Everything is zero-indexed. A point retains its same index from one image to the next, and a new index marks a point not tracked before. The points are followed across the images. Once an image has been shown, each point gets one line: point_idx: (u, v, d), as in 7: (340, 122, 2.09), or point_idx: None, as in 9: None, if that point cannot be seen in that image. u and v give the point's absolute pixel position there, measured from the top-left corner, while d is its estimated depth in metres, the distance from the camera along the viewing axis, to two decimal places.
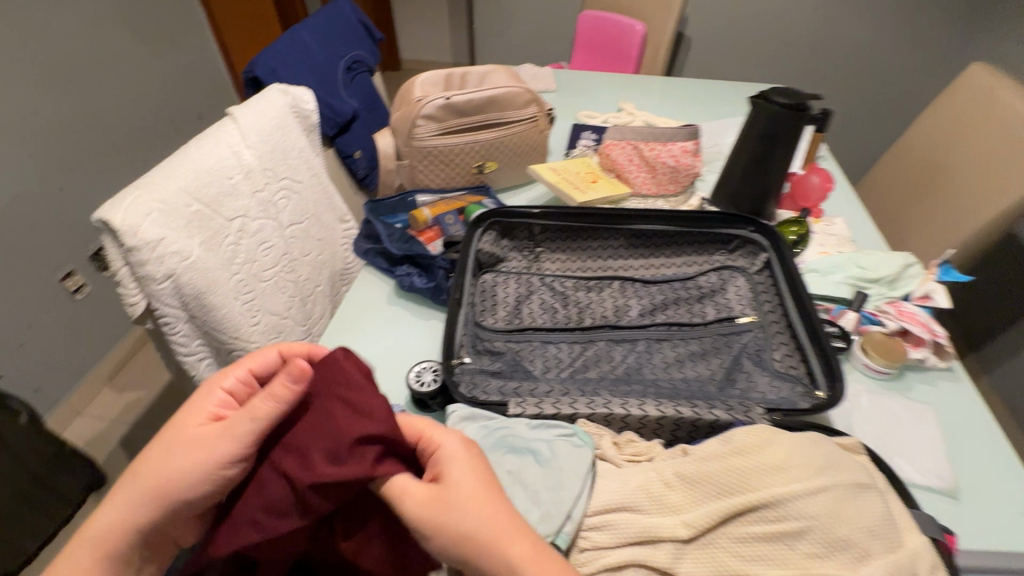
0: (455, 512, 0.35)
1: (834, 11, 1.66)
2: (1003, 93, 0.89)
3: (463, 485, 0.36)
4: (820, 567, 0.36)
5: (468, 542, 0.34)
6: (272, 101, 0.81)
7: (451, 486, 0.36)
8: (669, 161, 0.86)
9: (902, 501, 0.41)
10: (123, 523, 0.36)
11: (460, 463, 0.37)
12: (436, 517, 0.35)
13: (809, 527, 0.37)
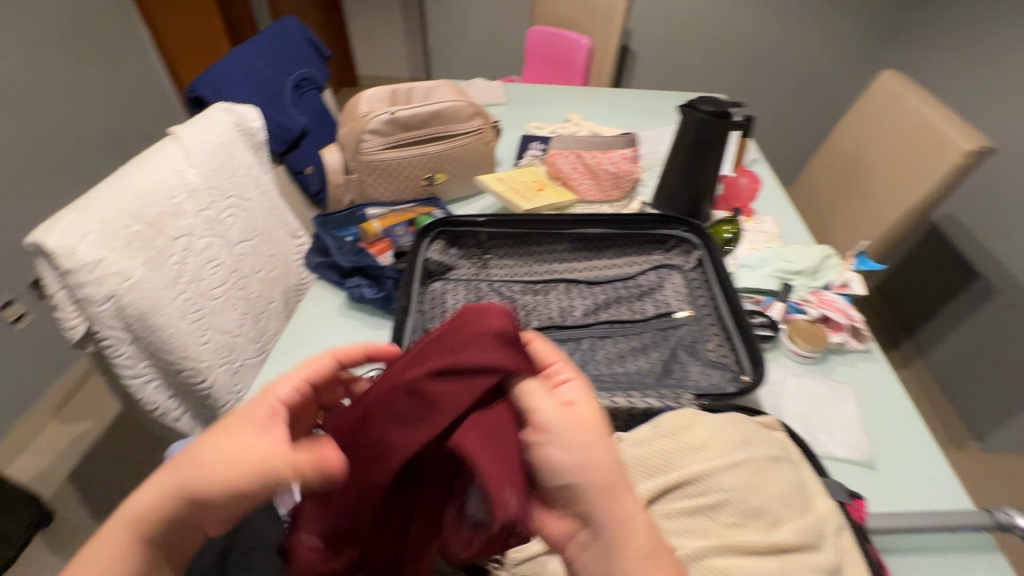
0: (583, 438, 0.34)
1: (765, 24, 1.77)
2: (908, 97, 0.97)
3: (590, 416, 0.35)
4: (738, 535, 0.39)
5: (590, 469, 0.33)
6: (216, 120, 0.82)
7: (580, 414, 0.35)
8: (610, 168, 0.91)
9: (814, 471, 0.45)
10: (136, 526, 0.34)
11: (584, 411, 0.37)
12: (570, 436, 0.34)
13: (727, 499, 0.40)
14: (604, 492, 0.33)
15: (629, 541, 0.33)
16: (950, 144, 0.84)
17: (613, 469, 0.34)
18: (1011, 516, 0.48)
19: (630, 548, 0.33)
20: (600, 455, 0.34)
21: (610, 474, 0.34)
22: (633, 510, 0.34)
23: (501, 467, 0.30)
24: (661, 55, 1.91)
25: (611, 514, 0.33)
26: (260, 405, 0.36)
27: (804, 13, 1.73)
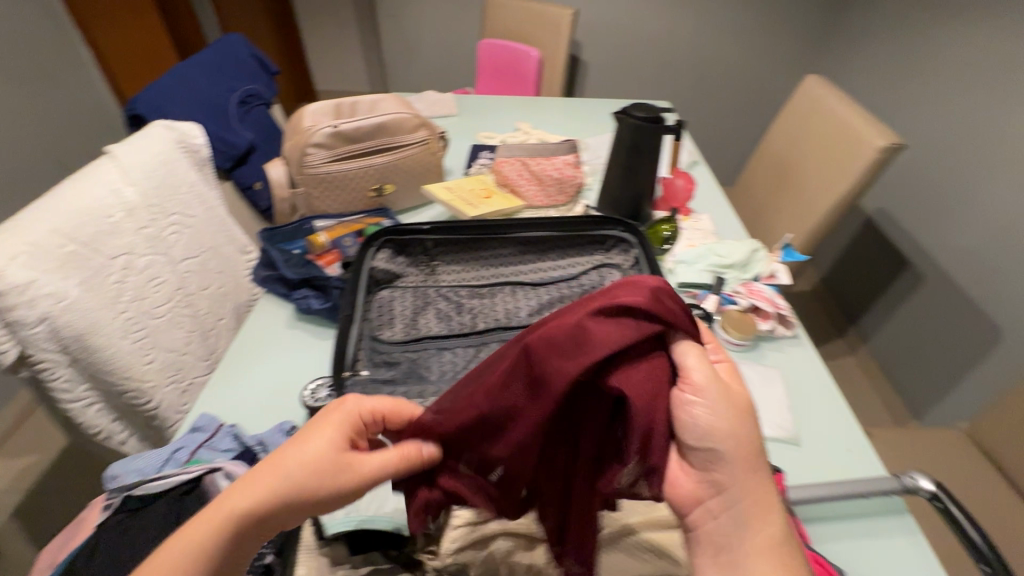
0: (733, 413, 0.38)
1: (706, 32, 1.86)
2: (829, 99, 1.04)
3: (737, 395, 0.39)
4: None
5: (735, 442, 0.38)
6: (155, 137, 0.81)
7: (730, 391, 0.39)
8: (554, 173, 0.94)
9: None
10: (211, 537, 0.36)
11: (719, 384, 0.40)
12: (727, 410, 0.37)
13: None
14: (741, 462, 0.38)
15: (757, 511, 0.38)
16: (866, 140, 0.91)
17: (751, 449, 0.38)
18: (916, 480, 0.52)
19: (760, 516, 0.38)
20: (745, 432, 0.38)
21: (749, 450, 0.38)
22: (761, 485, 0.39)
23: (653, 418, 0.34)
24: (610, 64, 1.97)
25: (747, 486, 0.38)
26: (344, 419, 0.41)
27: (740, 21, 1.83)
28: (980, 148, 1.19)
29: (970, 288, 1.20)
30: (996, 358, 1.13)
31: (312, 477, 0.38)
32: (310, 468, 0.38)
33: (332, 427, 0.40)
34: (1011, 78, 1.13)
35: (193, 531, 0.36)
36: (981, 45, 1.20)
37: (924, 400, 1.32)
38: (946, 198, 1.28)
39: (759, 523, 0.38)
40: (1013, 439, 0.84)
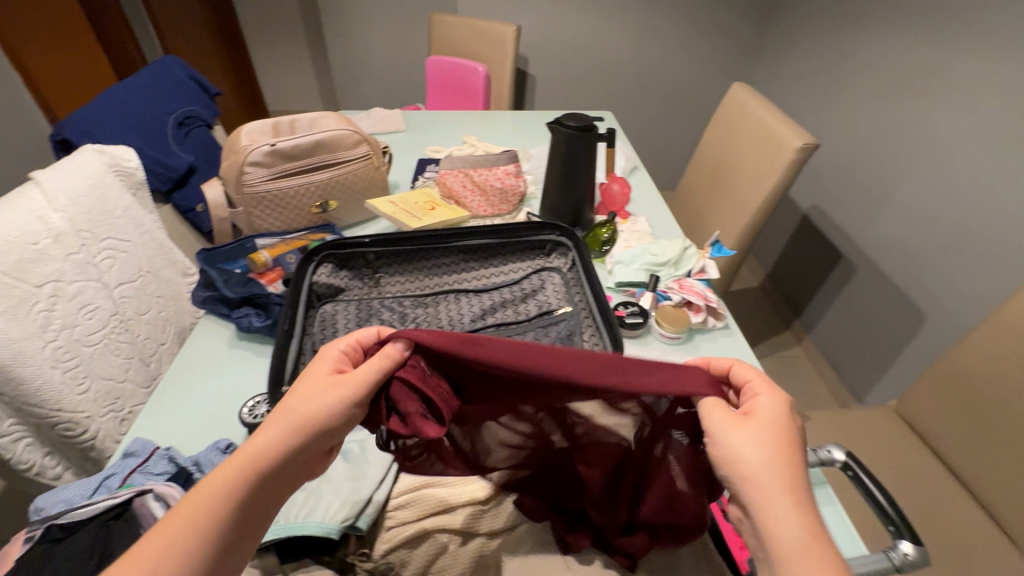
0: (756, 445, 0.36)
1: (645, 44, 1.95)
2: (752, 105, 1.11)
3: (769, 427, 0.37)
4: None
5: (756, 472, 0.35)
6: (85, 162, 0.80)
7: (760, 423, 0.37)
8: (496, 184, 0.96)
9: None
10: (231, 479, 0.38)
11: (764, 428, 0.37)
12: (746, 441, 0.36)
13: None
14: (766, 492, 0.35)
15: (802, 552, 0.33)
16: (785, 143, 0.97)
17: (781, 481, 0.35)
18: (830, 451, 0.56)
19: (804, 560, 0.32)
20: (769, 460, 0.35)
21: (779, 481, 0.35)
22: (801, 516, 0.34)
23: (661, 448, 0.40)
24: (557, 77, 2.04)
25: (774, 513, 0.34)
26: (325, 362, 0.42)
27: (677, 34, 1.92)
28: (894, 145, 1.29)
29: (894, 275, 1.29)
30: (921, 340, 1.21)
31: (310, 405, 0.40)
32: (305, 398, 0.40)
33: (314, 366, 0.42)
34: (913, 80, 1.23)
35: (212, 479, 0.38)
36: (889, 51, 1.31)
37: (862, 384, 1.40)
38: (868, 193, 1.37)
39: (801, 552, 0.33)
40: (933, 412, 0.90)
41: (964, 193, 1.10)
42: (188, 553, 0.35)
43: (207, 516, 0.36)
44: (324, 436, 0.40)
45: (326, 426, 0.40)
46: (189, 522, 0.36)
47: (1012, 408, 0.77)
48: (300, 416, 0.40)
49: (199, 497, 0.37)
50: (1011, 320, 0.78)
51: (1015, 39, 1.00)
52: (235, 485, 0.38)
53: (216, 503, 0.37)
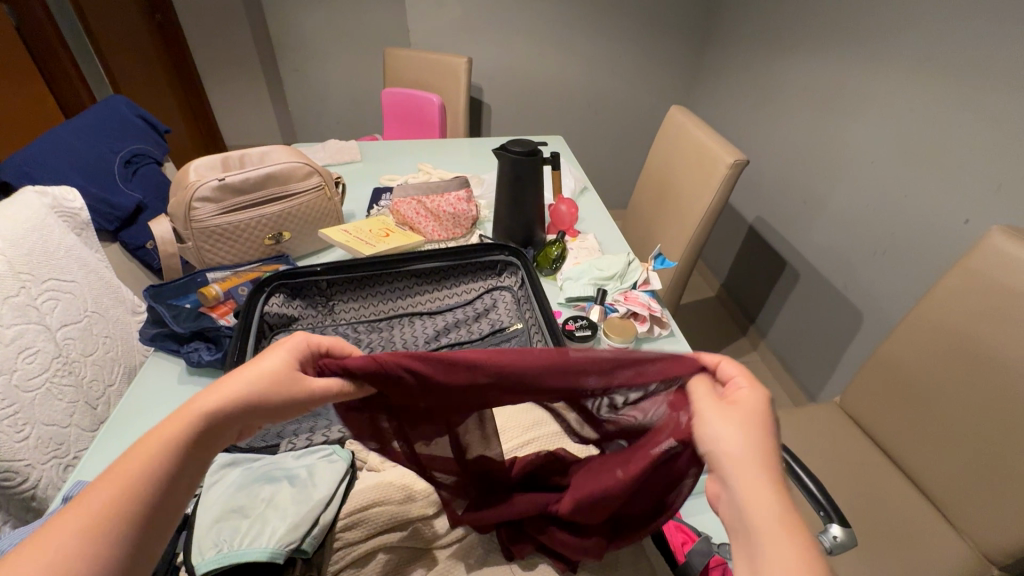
0: (737, 428, 0.34)
1: (593, 71, 2.04)
2: (688, 125, 1.18)
3: (752, 412, 0.35)
4: None
5: (737, 454, 0.33)
6: (25, 204, 0.79)
7: (740, 408, 0.35)
8: (448, 209, 0.99)
9: None
10: (159, 456, 0.33)
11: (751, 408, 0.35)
12: (725, 422, 0.34)
13: None
14: (741, 473, 0.32)
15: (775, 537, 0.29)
16: (720, 159, 1.04)
17: (760, 457, 0.33)
18: None
19: (774, 543, 0.29)
20: (753, 446, 0.33)
21: (759, 463, 0.32)
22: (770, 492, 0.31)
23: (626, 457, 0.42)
24: (511, 105, 2.12)
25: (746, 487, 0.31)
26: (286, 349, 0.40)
27: (622, 61, 2.02)
28: (822, 159, 1.39)
29: (832, 278, 1.37)
30: (861, 338, 1.28)
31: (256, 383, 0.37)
32: (246, 376, 0.37)
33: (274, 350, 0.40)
34: (832, 99, 1.34)
35: (141, 447, 0.33)
36: (811, 73, 1.41)
37: (813, 384, 1.46)
38: (805, 203, 1.46)
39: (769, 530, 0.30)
40: (871, 405, 0.96)
41: (885, 199, 1.19)
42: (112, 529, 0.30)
43: (136, 490, 0.32)
44: (269, 418, 0.38)
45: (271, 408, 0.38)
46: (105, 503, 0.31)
47: (937, 395, 0.83)
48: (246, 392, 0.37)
49: (125, 467, 0.32)
50: (928, 314, 0.85)
51: (914, 59, 1.10)
52: (166, 461, 0.33)
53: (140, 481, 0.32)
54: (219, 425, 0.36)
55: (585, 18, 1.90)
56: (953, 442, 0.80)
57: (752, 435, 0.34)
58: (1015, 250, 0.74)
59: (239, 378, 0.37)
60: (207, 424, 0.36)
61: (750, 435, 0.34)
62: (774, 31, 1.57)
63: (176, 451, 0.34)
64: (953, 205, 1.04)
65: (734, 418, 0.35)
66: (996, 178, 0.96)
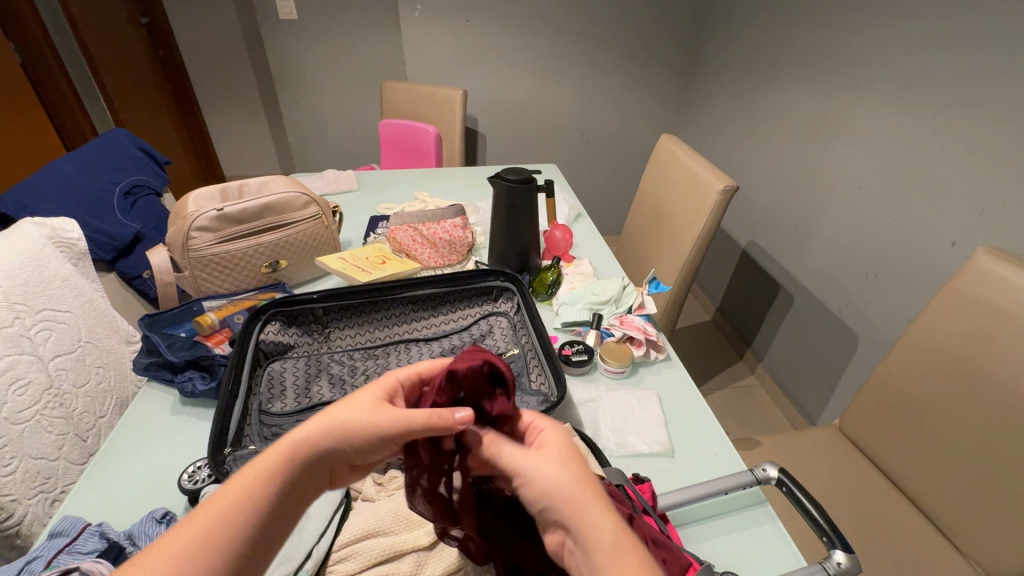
0: (564, 474, 0.39)
1: (584, 102, 2.10)
2: (678, 153, 1.21)
3: (559, 451, 0.41)
4: None
5: (584, 504, 0.37)
6: (24, 235, 0.79)
7: (552, 452, 0.41)
8: (444, 236, 1.00)
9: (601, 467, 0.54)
10: (261, 483, 0.37)
11: (561, 455, 0.40)
12: (547, 473, 0.38)
13: None
14: (580, 518, 0.37)
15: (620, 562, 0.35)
16: (709, 186, 1.06)
17: (591, 493, 0.38)
18: (765, 469, 0.60)
19: (625, 567, 0.35)
20: (579, 483, 0.38)
21: (588, 496, 0.38)
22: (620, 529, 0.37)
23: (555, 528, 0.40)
24: (506, 135, 2.18)
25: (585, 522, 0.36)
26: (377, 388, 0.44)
27: (613, 93, 2.09)
28: (810, 184, 1.42)
29: (827, 300, 1.38)
30: (858, 361, 1.28)
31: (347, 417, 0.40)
32: (339, 412, 0.40)
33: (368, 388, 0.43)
34: (817, 127, 1.38)
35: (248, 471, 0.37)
36: (795, 102, 1.46)
37: (813, 407, 1.45)
38: (796, 227, 1.49)
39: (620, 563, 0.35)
40: (870, 428, 0.95)
41: (874, 223, 1.22)
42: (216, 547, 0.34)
43: (233, 517, 0.35)
44: (361, 449, 0.40)
45: (363, 441, 0.40)
46: (205, 530, 0.34)
47: (935, 417, 0.82)
48: (341, 425, 0.40)
49: (231, 490, 0.36)
50: (921, 336, 0.86)
51: (892, 89, 1.15)
52: (262, 488, 0.37)
53: (246, 506, 0.36)
54: (309, 457, 0.39)
55: (577, 52, 1.98)
56: (953, 465, 0.80)
57: (581, 479, 0.39)
58: (999, 270, 0.76)
59: (331, 410, 0.41)
60: (298, 456, 0.39)
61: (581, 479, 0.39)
62: (758, 64, 1.64)
63: (278, 478, 0.38)
64: (938, 228, 1.06)
65: (559, 464, 0.39)
66: (978, 201, 0.98)
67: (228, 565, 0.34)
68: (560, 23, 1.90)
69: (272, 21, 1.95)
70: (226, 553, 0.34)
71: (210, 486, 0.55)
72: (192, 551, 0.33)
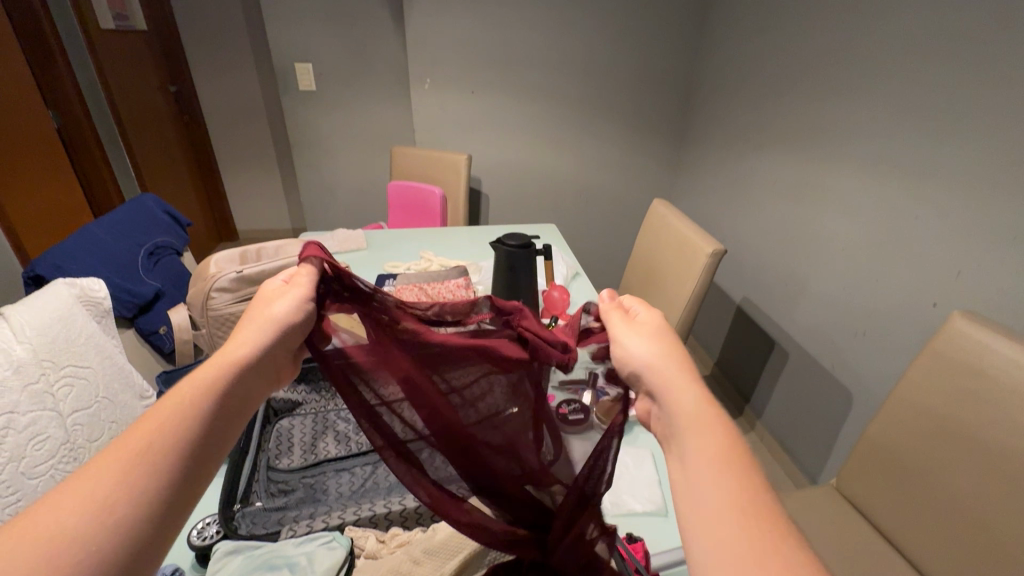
0: (655, 352, 0.50)
1: (582, 165, 2.22)
2: (669, 217, 1.29)
3: (654, 335, 0.53)
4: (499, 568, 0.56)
5: (669, 374, 0.48)
6: (56, 295, 0.85)
7: (648, 335, 0.53)
8: (448, 295, 1.06)
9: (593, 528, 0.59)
10: (185, 409, 0.42)
11: (658, 338, 0.52)
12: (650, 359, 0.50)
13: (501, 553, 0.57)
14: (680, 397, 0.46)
15: (694, 415, 0.45)
16: (699, 249, 1.12)
17: (679, 371, 0.48)
18: None
19: (697, 417, 0.44)
20: (667, 359, 0.49)
21: (673, 370, 0.48)
22: (701, 398, 0.46)
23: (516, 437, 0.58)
24: (507, 196, 2.29)
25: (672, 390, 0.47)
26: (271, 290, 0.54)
27: (609, 157, 2.21)
28: (798, 245, 1.49)
29: (819, 356, 1.41)
30: (854, 419, 1.30)
31: (262, 324, 0.50)
32: (240, 337, 0.49)
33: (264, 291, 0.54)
34: (801, 192, 1.47)
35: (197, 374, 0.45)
36: (779, 169, 1.56)
37: (813, 465, 1.45)
38: (786, 285, 1.55)
39: (702, 424, 0.44)
40: (864, 487, 0.96)
41: (859, 283, 1.27)
42: (184, 421, 0.42)
43: (196, 400, 0.43)
44: (293, 334, 0.52)
45: (291, 327, 0.52)
46: (169, 414, 0.41)
47: (925, 477, 0.84)
48: (271, 321, 0.50)
49: (183, 388, 0.44)
50: (908, 395, 0.88)
51: (867, 160, 1.23)
52: (211, 378, 0.45)
53: (173, 429, 0.41)
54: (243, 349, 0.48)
55: (574, 119, 2.11)
56: (945, 525, 0.80)
57: (674, 359, 0.50)
58: (975, 333, 0.80)
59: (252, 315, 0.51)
60: (235, 351, 0.48)
61: (672, 359, 0.50)
62: (743, 133, 1.75)
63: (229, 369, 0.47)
64: (920, 290, 1.11)
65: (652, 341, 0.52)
66: (954, 265, 1.04)
67: (203, 425, 0.43)
68: (559, 94, 2.05)
69: (292, 92, 2.11)
70: (191, 428, 0.42)
71: (218, 543, 0.57)
72: (166, 425, 0.41)
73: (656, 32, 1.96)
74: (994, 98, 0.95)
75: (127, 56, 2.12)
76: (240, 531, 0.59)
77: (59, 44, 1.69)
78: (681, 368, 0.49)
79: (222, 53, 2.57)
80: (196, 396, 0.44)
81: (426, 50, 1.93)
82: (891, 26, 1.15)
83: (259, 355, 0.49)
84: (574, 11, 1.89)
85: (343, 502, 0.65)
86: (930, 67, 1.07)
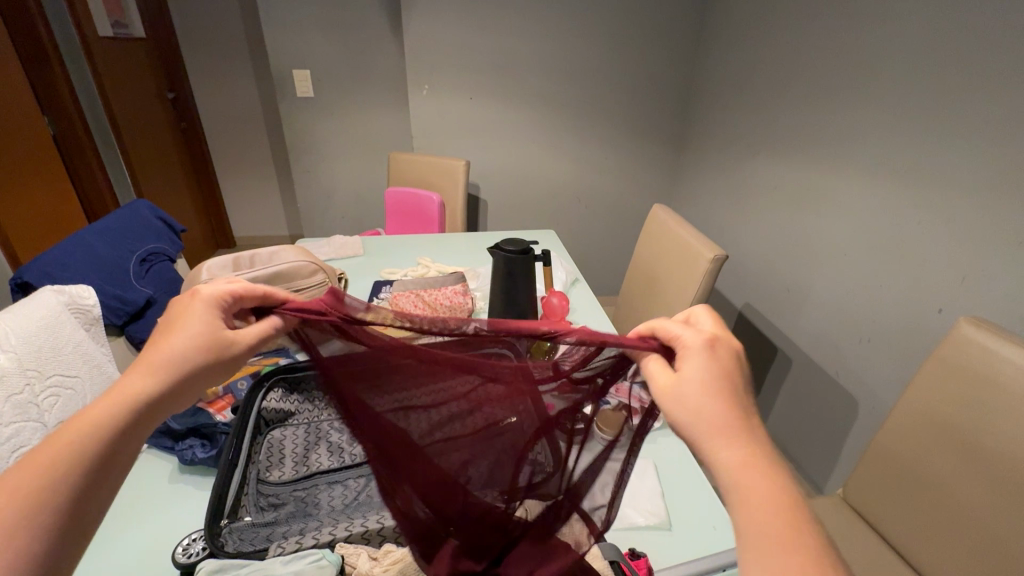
0: (698, 402, 0.40)
1: (581, 170, 2.21)
2: (668, 222, 1.28)
3: (697, 379, 0.41)
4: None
5: (715, 442, 0.38)
6: (43, 302, 0.83)
7: (690, 378, 0.41)
8: (445, 302, 1.05)
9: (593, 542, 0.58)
10: (65, 461, 0.37)
11: (700, 374, 0.42)
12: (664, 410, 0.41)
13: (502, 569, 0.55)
14: (719, 453, 0.38)
15: (755, 503, 0.35)
16: (700, 255, 1.10)
17: (729, 430, 0.38)
18: None
19: (755, 501, 0.35)
20: (716, 412, 0.39)
21: (729, 430, 0.38)
22: (755, 466, 0.37)
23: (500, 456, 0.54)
24: (505, 202, 2.28)
25: (722, 458, 0.38)
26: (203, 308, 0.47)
27: (609, 162, 2.20)
28: (799, 250, 1.47)
29: (823, 363, 1.40)
30: (859, 426, 1.28)
31: (168, 357, 0.43)
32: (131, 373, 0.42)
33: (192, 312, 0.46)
34: (802, 196, 1.46)
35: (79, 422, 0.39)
36: (779, 174, 1.55)
37: (819, 475, 1.43)
38: (788, 291, 1.53)
39: (755, 513, 0.35)
40: (874, 499, 0.94)
41: (861, 288, 1.26)
42: (62, 483, 0.37)
43: (78, 459, 0.38)
44: (203, 375, 0.44)
45: (191, 365, 0.44)
46: (42, 476, 0.36)
47: (932, 486, 0.82)
48: (165, 359, 0.43)
49: (61, 440, 0.38)
50: (914, 403, 0.87)
51: (867, 166, 1.23)
52: (102, 427, 0.39)
53: (49, 489, 0.36)
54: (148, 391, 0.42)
55: (573, 126, 2.11)
56: (956, 537, 0.78)
57: (730, 417, 0.39)
58: (982, 339, 0.78)
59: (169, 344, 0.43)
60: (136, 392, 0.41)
61: (728, 418, 0.39)
62: (743, 138, 1.75)
63: (124, 410, 0.41)
64: (924, 295, 1.10)
65: (692, 375, 0.42)
66: (960, 270, 1.02)
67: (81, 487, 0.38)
68: (558, 99, 2.05)
69: (291, 99, 2.11)
70: (68, 490, 0.37)
71: (204, 561, 0.56)
72: (38, 490, 0.36)
73: (655, 38, 1.96)
74: (1000, 101, 0.93)
75: (124, 63, 2.12)
76: (227, 548, 0.57)
77: (56, 52, 1.68)
78: (734, 432, 0.38)
79: (221, 60, 2.57)
80: (78, 450, 0.38)
81: (425, 57, 1.93)
82: (893, 30, 1.15)
83: (160, 392, 0.42)
84: (573, 19, 1.89)
85: (335, 517, 0.64)
86: (931, 72, 1.06)
